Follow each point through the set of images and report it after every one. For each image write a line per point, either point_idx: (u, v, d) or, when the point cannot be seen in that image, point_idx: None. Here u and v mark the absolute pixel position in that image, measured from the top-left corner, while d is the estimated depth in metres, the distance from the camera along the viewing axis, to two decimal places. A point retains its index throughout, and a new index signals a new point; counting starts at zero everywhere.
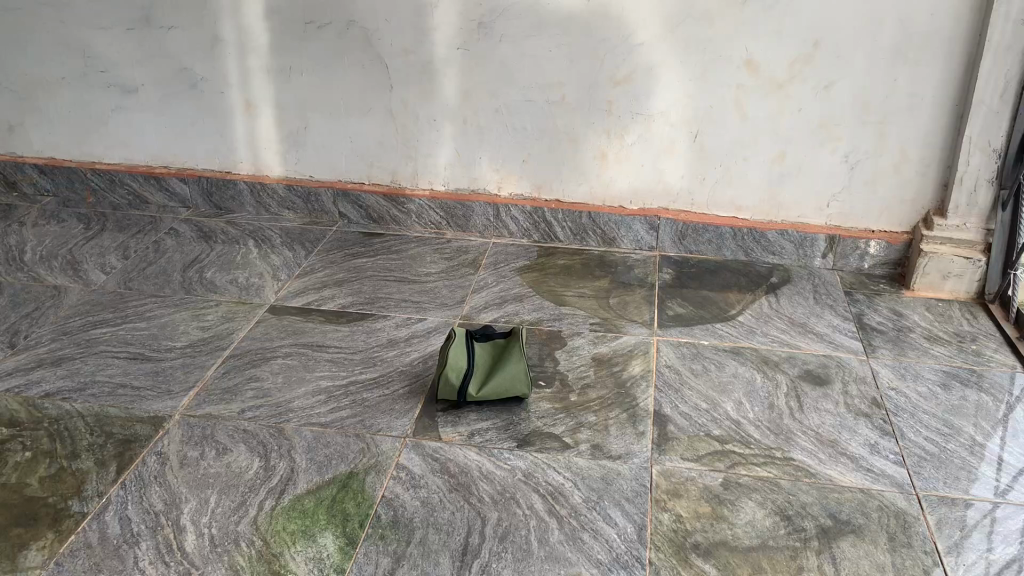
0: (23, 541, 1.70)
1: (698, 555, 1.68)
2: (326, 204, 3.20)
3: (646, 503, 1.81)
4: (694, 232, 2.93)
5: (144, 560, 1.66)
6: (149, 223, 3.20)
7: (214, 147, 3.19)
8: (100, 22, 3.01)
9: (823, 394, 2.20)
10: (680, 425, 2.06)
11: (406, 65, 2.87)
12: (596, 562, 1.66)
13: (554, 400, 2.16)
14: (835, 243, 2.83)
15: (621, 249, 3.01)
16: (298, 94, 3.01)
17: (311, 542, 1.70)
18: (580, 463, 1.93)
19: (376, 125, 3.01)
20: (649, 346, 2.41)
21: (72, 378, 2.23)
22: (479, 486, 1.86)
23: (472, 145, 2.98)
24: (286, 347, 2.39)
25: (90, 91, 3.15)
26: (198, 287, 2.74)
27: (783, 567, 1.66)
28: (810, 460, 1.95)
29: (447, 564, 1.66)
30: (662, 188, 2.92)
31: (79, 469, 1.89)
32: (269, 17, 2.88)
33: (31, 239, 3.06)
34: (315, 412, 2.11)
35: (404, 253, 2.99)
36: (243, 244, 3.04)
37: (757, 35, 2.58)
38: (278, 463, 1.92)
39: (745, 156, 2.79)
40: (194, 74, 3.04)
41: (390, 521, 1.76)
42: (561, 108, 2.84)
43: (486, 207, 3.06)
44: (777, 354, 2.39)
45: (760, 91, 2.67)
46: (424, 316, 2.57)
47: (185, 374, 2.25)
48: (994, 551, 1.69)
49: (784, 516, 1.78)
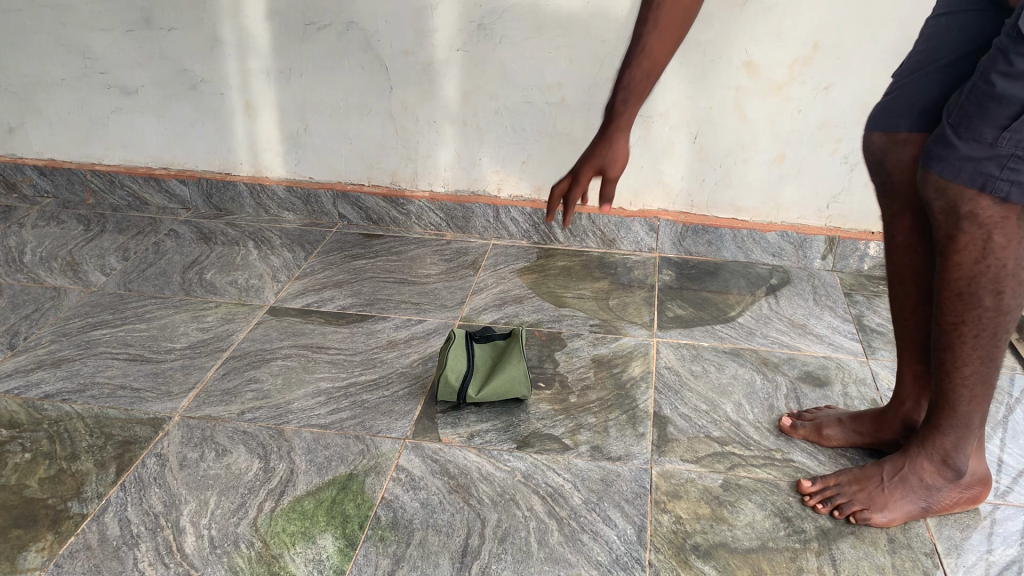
0: (22, 542, 1.69)
1: (698, 557, 1.68)
2: (326, 205, 3.22)
3: (646, 504, 1.81)
4: (694, 232, 2.95)
5: (144, 562, 1.66)
6: (150, 224, 3.22)
7: (215, 148, 3.20)
8: (100, 24, 3.00)
9: (822, 395, 2.20)
10: (679, 426, 2.07)
11: (405, 66, 2.87)
12: (597, 563, 1.66)
13: (554, 401, 2.16)
14: (835, 243, 2.86)
15: (621, 250, 3.03)
16: (298, 94, 3.01)
17: (311, 544, 1.70)
18: (580, 464, 1.93)
19: (376, 126, 3.01)
20: (648, 347, 2.41)
21: (73, 379, 2.23)
22: (479, 487, 1.86)
23: (472, 145, 2.98)
24: (286, 348, 2.40)
25: (89, 91, 3.15)
26: (198, 287, 2.75)
27: (784, 568, 1.66)
28: (810, 461, 1.95)
29: (447, 565, 1.65)
30: (662, 189, 2.92)
31: (79, 470, 1.89)
32: (270, 18, 2.87)
33: (31, 239, 3.06)
34: (314, 413, 2.11)
35: (404, 253, 3.00)
36: (243, 244, 3.05)
37: (757, 36, 2.58)
38: (278, 464, 1.92)
39: (745, 157, 2.79)
40: (195, 75, 3.04)
41: (391, 522, 1.75)
42: (561, 108, 2.83)
43: (486, 208, 3.07)
44: (777, 355, 2.39)
45: (761, 93, 2.67)
46: (424, 317, 2.57)
47: (185, 375, 2.26)
48: (994, 552, 1.69)
49: (784, 517, 1.78)
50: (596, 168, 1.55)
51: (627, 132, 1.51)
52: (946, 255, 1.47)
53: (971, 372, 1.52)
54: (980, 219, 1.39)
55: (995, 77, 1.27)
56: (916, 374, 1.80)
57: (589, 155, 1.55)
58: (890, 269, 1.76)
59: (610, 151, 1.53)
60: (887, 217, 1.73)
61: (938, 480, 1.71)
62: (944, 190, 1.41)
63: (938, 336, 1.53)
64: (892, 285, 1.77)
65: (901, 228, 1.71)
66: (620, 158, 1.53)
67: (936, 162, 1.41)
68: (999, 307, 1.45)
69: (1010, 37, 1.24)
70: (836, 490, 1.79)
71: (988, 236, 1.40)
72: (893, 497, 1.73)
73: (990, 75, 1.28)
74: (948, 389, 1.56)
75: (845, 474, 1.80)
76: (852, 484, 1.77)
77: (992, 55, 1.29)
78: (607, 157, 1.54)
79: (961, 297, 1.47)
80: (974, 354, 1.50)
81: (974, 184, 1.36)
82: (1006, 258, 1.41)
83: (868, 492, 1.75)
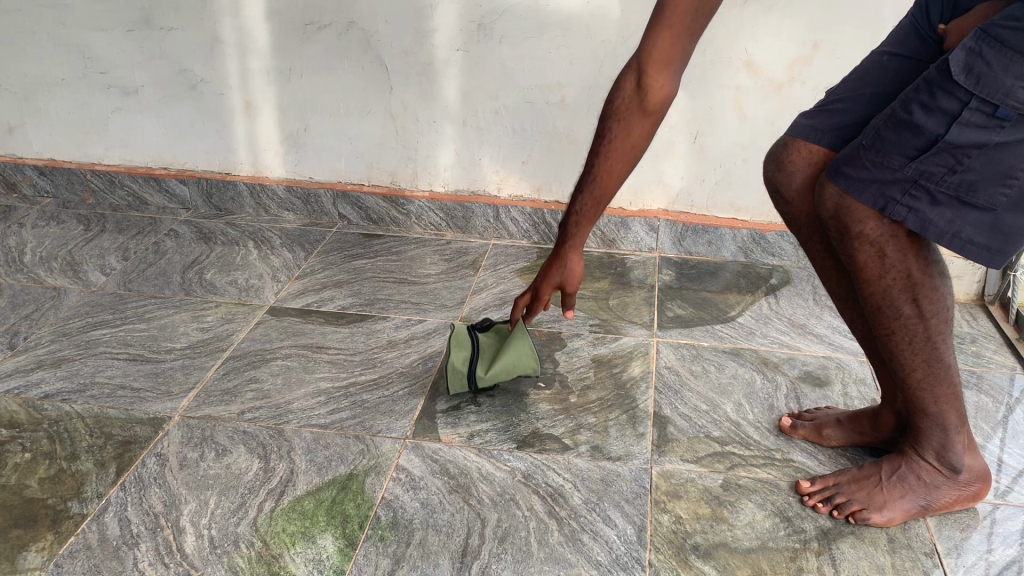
0: (22, 542, 1.69)
1: (699, 557, 1.68)
2: (325, 205, 3.22)
3: (646, 504, 1.81)
4: (694, 232, 2.95)
5: (144, 562, 1.66)
6: (149, 223, 3.22)
7: (215, 148, 3.20)
8: (100, 24, 3.00)
9: (822, 395, 2.20)
10: (680, 426, 2.07)
11: (405, 66, 2.87)
12: (596, 563, 1.66)
13: (555, 401, 2.16)
14: None
15: (622, 250, 3.03)
16: (298, 94, 3.00)
17: (311, 543, 1.70)
18: (580, 464, 1.93)
19: (377, 125, 3.01)
20: (649, 347, 2.41)
21: (73, 379, 2.23)
22: (479, 487, 1.86)
23: (472, 145, 2.98)
24: (285, 348, 2.40)
25: (89, 91, 3.15)
26: (198, 287, 2.75)
27: (784, 568, 1.66)
28: (809, 461, 1.95)
29: (447, 565, 1.65)
30: (662, 188, 2.92)
31: (79, 470, 1.89)
32: (270, 17, 2.87)
33: (31, 239, 3.06)
34: (314, 413, 2.11)
35: (404, 253, 3.00)
36: (243, 245, 3.05)
37: (757, 35, 2.58)
38: (278, 464, 1.92)
39: (745, 157, 2.79)
40: (194, 75, 3.04)
41: (391, 522, 1.75)
42: (561, 108, 2.83)
43: (486, 208, 3.07)
44: (777, 355, 2.39)
45: (760, 92, 2.67)
46: (424, 317, 2.57)
47: (185, 375, 2.26)
48: (994, 552, 1.69)
49: (784, 517, 1.78)
50: (557, 285, 1.77)
51: (577, 255, 1.72)
52: (859, 276, 1.58)
53: (923, 376, 1.58)
54: (870, 238, 1.51)
55: (915, 106, 1.34)
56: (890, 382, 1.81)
57: (546, 276, 1.76)
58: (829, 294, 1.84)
59: (565, 273, 1.74)
60: (804, 247, 1.82)
61: (938, 478, 1.71)
62: (840, 211, 1.53)
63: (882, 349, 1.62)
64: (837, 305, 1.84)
65: (817, 252, 1.80)
66: (573, 276, 1.74)
67: (842, 176, 1.50)
68: (921, 313, 1.53)
69: (939, 73, 1.31)
70: (835, 489, 1.79)
71: (882, 251, 1.51)
72: (893, 497, 1.73)
73: (911, 103, 1.35)
74: (913, 395, 1.62)
75: (843, 475, 1.80)
76: (851, 483, 1.78)
77: (916, 84, 1.35)
78: (563, 277, 1.74)
79: (881, 310, 1.57)
80: (918, 360, 1.57)
81: (876, 207, 1.45)
82: (908, 268, 1.51)
83: (868, 491, 1.75)
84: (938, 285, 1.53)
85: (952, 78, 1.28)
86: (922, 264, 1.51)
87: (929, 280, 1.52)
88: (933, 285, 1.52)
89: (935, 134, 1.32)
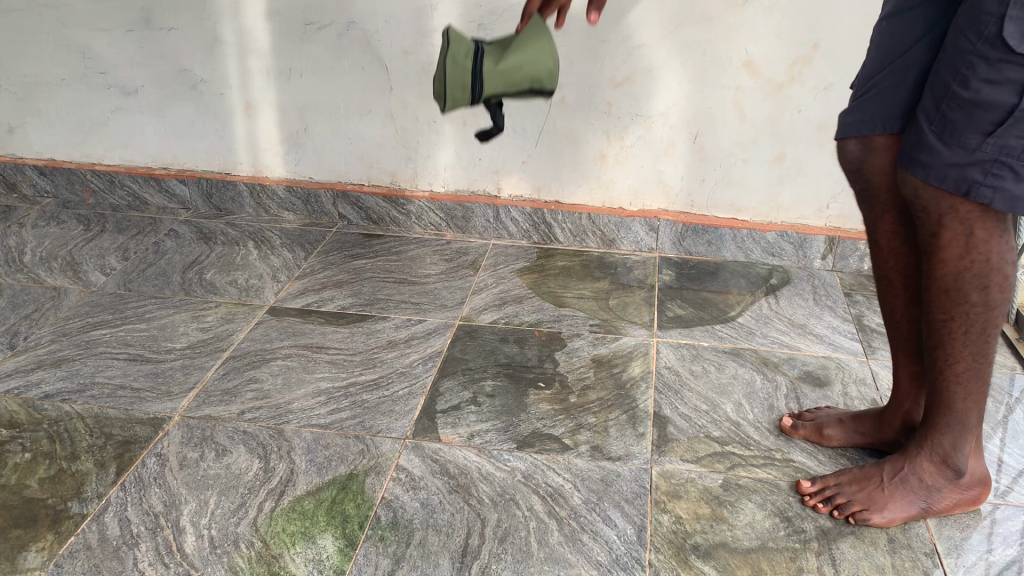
0: (22, 542, 1.69)
1: (698, 557, 1.68)
2: (326, 205, 3.22)
3: (646, 504, 1.81)
4: (694, 232, 2.95)
5: (144, 561, 1.66)
6: (149, 223, 3.22)
7: (215, 147, 3.20)
8: (100, 24, 3.00)
9: (822, 395, 2.20)
10: (679, 426, 2.07)
11: (405, 66, 2.87)
12: (596, 563, 1.66)
13: (555, 401, 2.16)
14: (835, 243, 2.86)
15: (621, 250, 3.03)
16: (298, 94, 3.01)
17: (311, 543, 1.70)
18: (580, 464, 1.93)
19: (376, 125, 3.01)
20: (649, 347, 2.41)
21: (73, 379, 2.23)
22: (479, 487, 1.86)
23: (473, 145, 2.98)
24: (286, 348, 2.40)
25: (89, 91, 3.15)
26: (198, 287, 2.75)
27: (784, 568, 1.66)
28: (810, 461, 1.95)
29: (447, 565, 1.65)
30: (662, 188, 2.92)
31: (79, 470, 1.89)
32: (270, 17, 2.87)
33: (31, 239, 3.06)
34: (314, 413, 2.11)
35: (404, 253, 3.00)
36: (243, 244, 3.05)
37: (758, 36, 2.58)
38: (278, 464, 1.92)
39: (745, 157, 2.79)
40: (194, 75, 3.04)
41: (391, 522, 1.75)
42: (561, 108, 2.83)
43: (486, 208, 3.08)
44: (777, 355, 2.39)
45: (760, 92, 2.67)
46: (424, 317, 2.57)
47: (185, 375, 2.26)
48: (994, 552, 1.69)
49: (783, 517, 1.78)
50: None
51: None
52: (931, 256, 1.49)
53: (962, 370, 1.54)
54: (961, 214, 1.42)
55: (977, 82, 1.30)
56: (913, 374, 1.79)
57: None
58: (877, 274, 1.75)
59: None
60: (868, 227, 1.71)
61: (939, 481, 1.71)
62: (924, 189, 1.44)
63: (929, 335, 1.55)
64: (881, 289, 1.76)
65: (884, 232, 1.68)
66: None
67: (912, 165, 1.44)
68: (987, 302, 1.47)
69: (992, 44, 1.26)
70: (835, 489, 1.79)
71: (969, 231, 1.42)
72: (894, 497, 1.73)
73: (971, 80, 1.30)
74: (943, 387, 1.58)
75: (844, 475, 1.80)
76: (852, 484, 1.77)
77: (966, 61, 1.31)
78: None
79: (948, 293, 1.49)
80: (965, 351, 1.52)
81: (959, 191, 1.38)
82: (989, 251, 1.44)
83: (869, 492, 1.75)
84: (1010, 275, 1.46)
85: (1011, 50, 1.24)
86: (1003, 250, 1.44)
87: (1003, 268, 1.45)
88: (1005, 274, 1.46)
89: (1009, 104, 1.27)
